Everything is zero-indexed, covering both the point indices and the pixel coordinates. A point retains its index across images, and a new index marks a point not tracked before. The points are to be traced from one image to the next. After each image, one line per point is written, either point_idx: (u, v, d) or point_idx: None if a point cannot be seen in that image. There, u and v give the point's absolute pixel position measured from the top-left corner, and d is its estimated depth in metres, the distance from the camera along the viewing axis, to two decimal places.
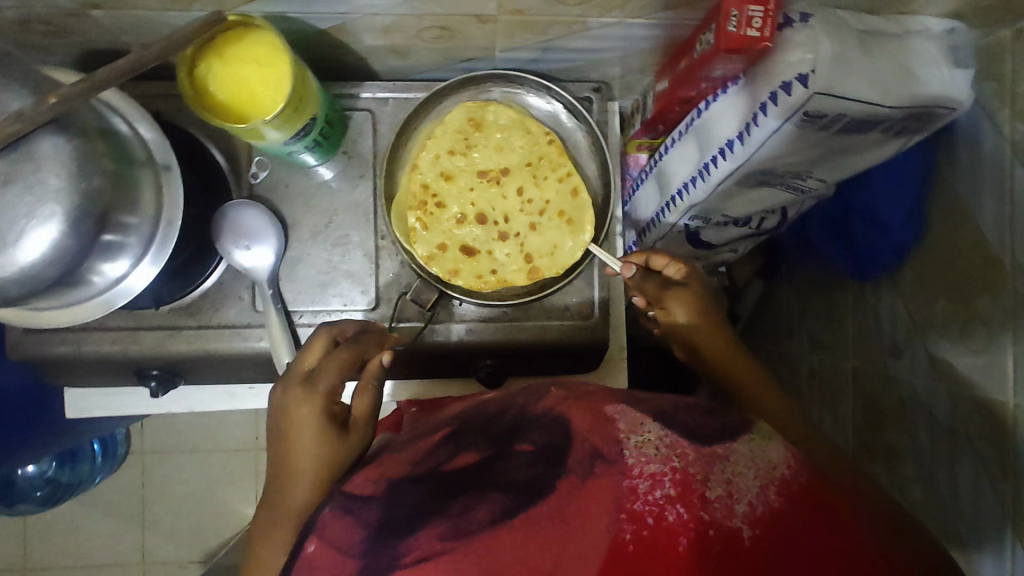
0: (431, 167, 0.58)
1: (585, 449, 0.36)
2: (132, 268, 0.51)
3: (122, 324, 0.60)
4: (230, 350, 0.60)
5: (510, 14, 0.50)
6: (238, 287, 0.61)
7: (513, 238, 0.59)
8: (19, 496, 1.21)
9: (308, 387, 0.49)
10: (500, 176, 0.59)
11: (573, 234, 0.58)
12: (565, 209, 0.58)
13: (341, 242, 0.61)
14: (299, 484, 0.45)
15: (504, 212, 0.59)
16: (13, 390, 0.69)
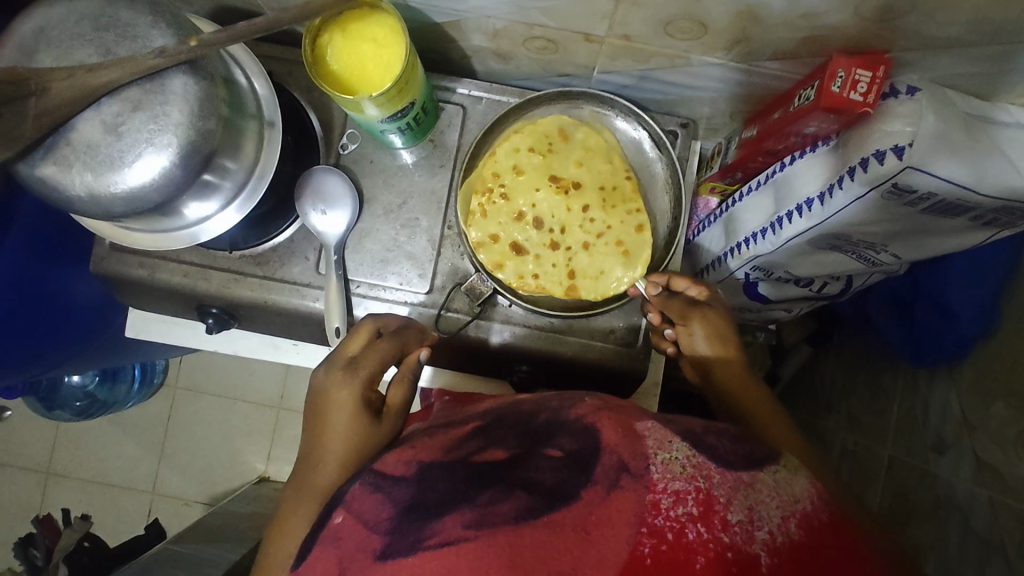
0: (504, 159, 0.60)
1: (613, 461, 0.36)
2: (218, 211, 0.54)
3: (195, 260, 0.64)
4: (287, 305, 0.63)
5: (616, 37, 0.52)
6: (306, 247, 0.64)
7: (564, 251, 0.59)
8: (60, 401, 1.35)
9: (347, 371, 0.51)
10: (570, 188, 0.60)
11: (622, 265, 0.59)
12: (624, 241, 0.59)
13: (409, 225, 0.64)
14: (328, 465, 0.47)
15: (562, 223, 0.60)
16: (86, 302, 0.72)
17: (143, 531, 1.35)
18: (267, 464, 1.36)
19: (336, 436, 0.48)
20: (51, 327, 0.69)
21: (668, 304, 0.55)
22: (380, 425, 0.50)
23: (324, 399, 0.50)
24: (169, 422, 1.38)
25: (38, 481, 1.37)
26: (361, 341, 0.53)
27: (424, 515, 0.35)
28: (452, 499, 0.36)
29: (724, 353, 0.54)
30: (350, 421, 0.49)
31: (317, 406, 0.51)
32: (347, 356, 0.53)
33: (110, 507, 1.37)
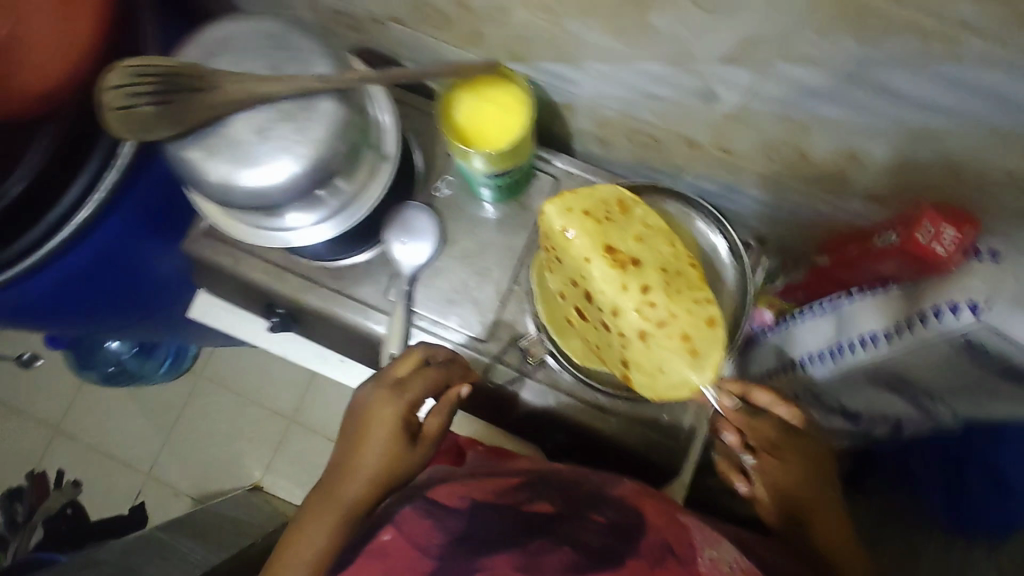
0: (554, 220, 0.52)
1: (658, 540, 0.38)
2: (319, 223, 0.58)
3: (277, 261, 0.67)
4: (350, 321, 0.66)
5: (716, 148, 0.56)
6: (381, 272, 0.67)
7: (616, 335, 0.53)
8: (91, 365, 1.37)
9: (393, 393, 0.52)
10: (628, 264, 0.52)
11: (688, 367, 0.51)
12: (691, 335, 0.51)
13: (480, 273, 0.67)
14: (357, 482, 0.50)
15: (616, 304, 0.52)
16: (167, 275, 0.77)
17: (126, 512, 1.34)
18: (264, 474, 1.35)
19: (371, 456, 0.50)
20: (133, 292, 0.74)
21: (756, 424, 0.52)
22: (413, 452, 0.52)
23: (365, 412, 0.52)
24: (183, 409, 1.39)
25: (44, 438, 1.39)
26: (411, 365, 0.54)
27: (472, 550, 0.38)
28: (500, 540, 0.38)
29: (813, 489, 0.53)
30: (388, 445, 0.51)
31: (356, 418, 0.52)
32: (394, 377, 0.53)
33: (103, 481, 1.37)
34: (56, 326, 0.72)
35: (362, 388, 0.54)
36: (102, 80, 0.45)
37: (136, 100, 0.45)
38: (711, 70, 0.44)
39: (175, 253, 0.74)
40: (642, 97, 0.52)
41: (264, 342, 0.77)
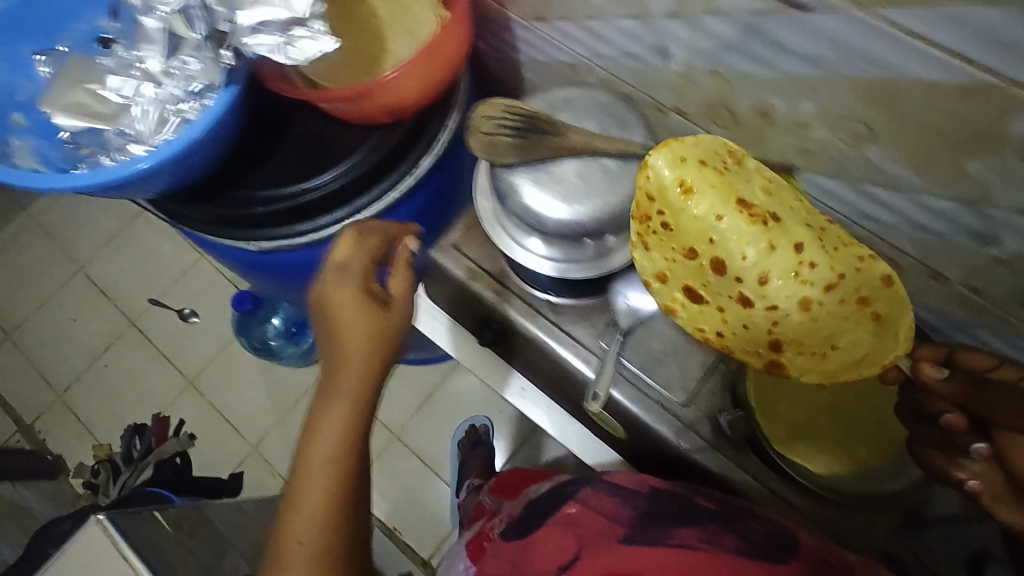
0: (663, 172, 0.50)
1: (813, 550, 0.56)
2: (553, 265, 0.63)
3: (507, 285, 0.75)
4: (562, 352, 0.73)
5: (964, 286, 0.60)
6: (598, 317, 0.73)
7: (764, 308, 0.51)
8: (245, 333, 1.48)
9: (343, 275, 0.62)
10: (768, 219, 0.49)
11: (867, 337, 0.51)
12: (867, 298, 0.49)
13: (691, 342, 0.70)
14: (353, 363, 0.58)
15: (761, 270, 0.50)
16: (400, 274, 0.88)
17: (226, 477, 1.42)
18: None
19: (360, 340, 0.59)
20: None
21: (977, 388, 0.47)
22: (387, 311, 0.62)
23: (329, 300, 0.61)
24: (301, 397, 1.47)
25: (176, 388, 1.50)
26: (349, 252, 0.63)
27: (663, 526, 0.57)
28: (687, 523, 0.57)
29: None
30: (371, 317, 0.60)
31: (332, 313, 0.60)
32: (336, 257, 0.63)
33: (215, 441, 1.46)
34: (295, 290, 0.84)
35: (320, 289, 0.61)
36: (480, 109, 0.58)
37: (502, 130, 0.57)
38: (1002, 217, 0.50)
39: (416, 257, 0.85)
40: (909, 225, 0.58)
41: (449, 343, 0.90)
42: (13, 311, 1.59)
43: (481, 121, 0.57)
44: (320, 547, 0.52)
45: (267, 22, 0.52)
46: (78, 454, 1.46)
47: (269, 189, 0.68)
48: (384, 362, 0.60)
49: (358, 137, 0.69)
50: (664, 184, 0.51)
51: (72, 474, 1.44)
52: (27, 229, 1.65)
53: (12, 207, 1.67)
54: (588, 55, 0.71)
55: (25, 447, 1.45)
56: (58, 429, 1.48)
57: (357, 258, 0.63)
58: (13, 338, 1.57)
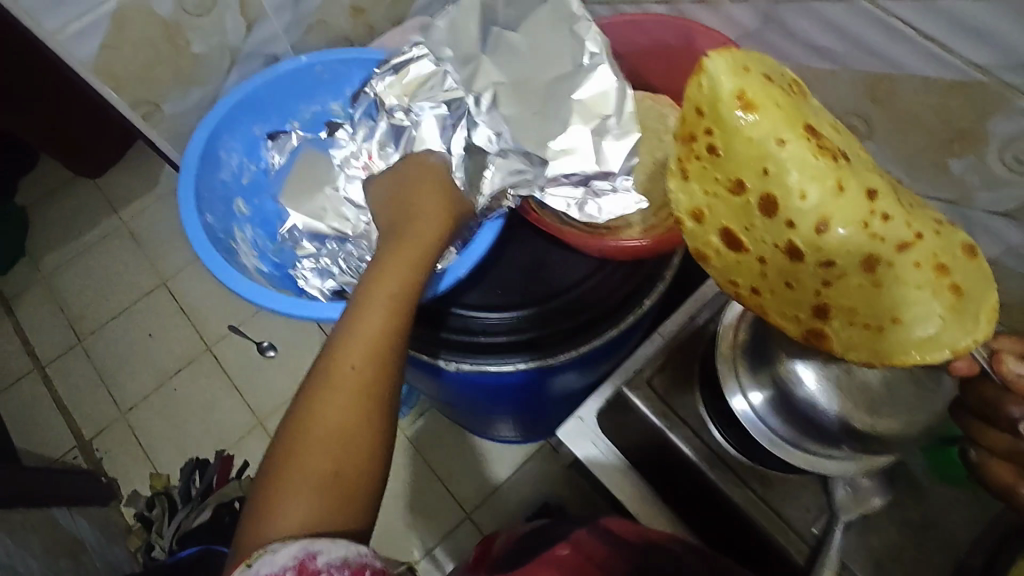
0: (716, 78, 0.38)
1: None
2: (749, 412, 0.60)
3: (709, 443, 0.67)
4: (769, 534, 0.64)
5: None
6: (810, 500, 0.64)
7: (812, 264, 0.39)
8: None
9: (428, 178, 0.61)
10: (835, 153, 0.38)
11: (940, 318, 0.37)
12: (947, 263, 0.37)
13: (917, 548, 0.62)
14: (431, 237, 0.57)
15: (819, 213, 0.37)
16: (559, 398, 0.86)
17: None
18: (421, 558, 1.29)
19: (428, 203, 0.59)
20: (534, 402, 0.84)
21: None
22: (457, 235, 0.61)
23: (417, 194, 0.60)
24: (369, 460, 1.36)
25: (245, 425, 1.42)
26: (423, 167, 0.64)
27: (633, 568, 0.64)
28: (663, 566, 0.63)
29: None
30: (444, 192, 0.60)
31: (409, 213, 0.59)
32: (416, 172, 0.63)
33: None
34: (464, 400, 0.84)
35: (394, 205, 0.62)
36: None
37: None
38: None
39: (582, 387, 0.83)
40: None
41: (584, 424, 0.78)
42: (88, 317, 1.52)
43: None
44: (365, 405, 0.49)
45: (574, 174, 0.59)
46: (135, 481, 1.39)
47: (481, 321, 0.67)
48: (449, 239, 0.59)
49: (580, 275, 0.68)
50: (719, 99, 0.38)
51: (125, 501, 1.37)
52: (116, 235, 1.59)
53: (105, 210, 1.61)
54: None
55: (82, 466, 1.38)
56: (119, 451, 1.41)
57: (428, 166, 0.63)
58: (84, 346, 1.49)
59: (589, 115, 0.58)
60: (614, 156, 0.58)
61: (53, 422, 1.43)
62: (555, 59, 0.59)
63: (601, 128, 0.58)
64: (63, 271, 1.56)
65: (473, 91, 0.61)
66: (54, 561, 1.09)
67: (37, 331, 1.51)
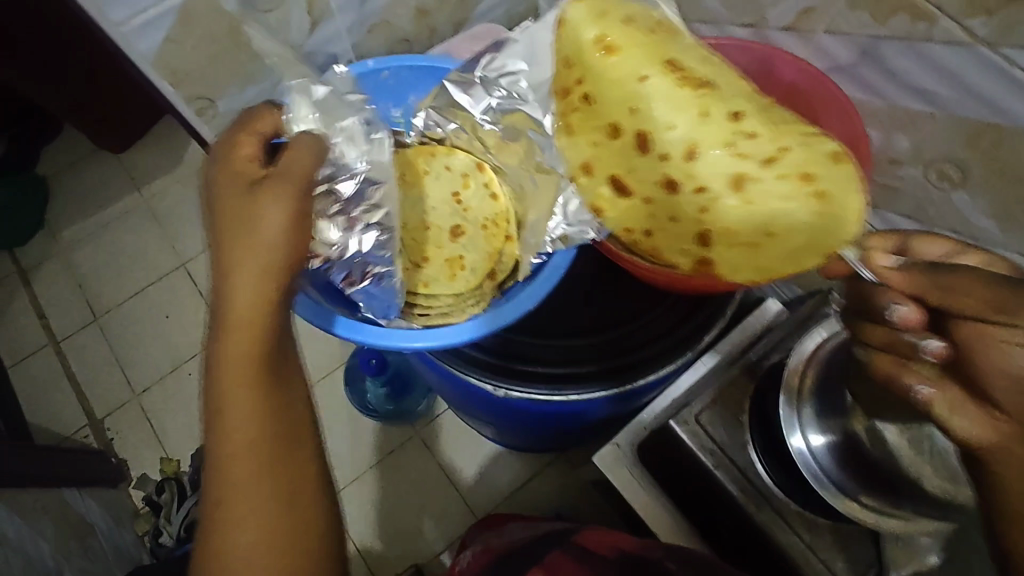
0: (584, 28, 0.50)
1: None
2: (804, 451, 0.59)
3: (757, 484, 0.65)
4: None
5: None
6: (860, 551, 0.62)
7: (689, 192, 0.50)
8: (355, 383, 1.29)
9: (232, 184, 0.51)
10: (698, 84, 0.47)
11: (808, 221, 0.46)
12: (810, 174, 0.45)
13: None
14: (256, 252, 0.49)
15: (686, 141, 0.47)
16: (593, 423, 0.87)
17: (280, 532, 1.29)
18: None
19: (273, 201, 0.50)
20: (566, 425, 0.85)
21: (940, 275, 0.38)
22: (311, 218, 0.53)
23: (226, 207, 0.51)
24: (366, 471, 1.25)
25: None
26: (253, 151, 0.53)
27: None
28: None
29: None
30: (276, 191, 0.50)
31: (243, 220, 0.50)
32: (235, 168, 0.52)
33: None
34: (502, 417, 0.87)
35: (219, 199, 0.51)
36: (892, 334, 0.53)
37: None
38: None
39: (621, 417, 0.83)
40: None
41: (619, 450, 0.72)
42: (106, 294, 1.50)
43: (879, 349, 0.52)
44: (266, 487, 0.49)
45: None
46: (144, 463, 1.37)
47: (535, 347, 0.71)
48: (305, 238, 0.52)
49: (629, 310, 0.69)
50: (583, 47, 0.50)
51: (134, 483, 1.35)
52: (137, 211, 1.56)
53: (128, 186, 1.58)
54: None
55: (93, 445, 1.36)
56: (129, 432, 1.39)
57: (243, 160, 0.53)
58: (100, 323, 1.47)
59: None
60: None
61: (66, 398, 1.42)
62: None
63: None
64: (85, 245, 1.54)
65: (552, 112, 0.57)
66: (64, 542, 1.08)
67: (54, 304, 1.49)
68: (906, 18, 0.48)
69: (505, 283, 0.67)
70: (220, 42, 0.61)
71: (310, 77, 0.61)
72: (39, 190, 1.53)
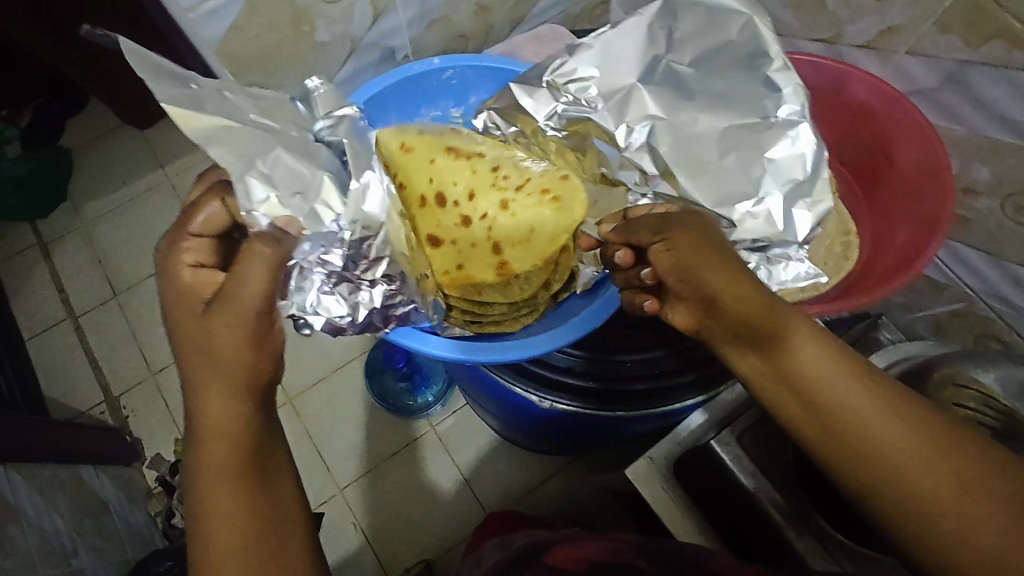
0: (388, 141, 0.67)
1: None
2: None
3: (799, 509, 0.64)
4: None
5: None
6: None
7: (481, 224, 0.69)
8: (375, 378, 1.28)
9: (185, 309, 0.50)
10: (469, 156, 0.69)
11: (551, 215, 0.68)
12: (547, 189, 0.69)
13: None
14: (223, 368, 0.48)
15: (467, 188, 0.69)
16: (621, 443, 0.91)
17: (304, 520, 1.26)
18: None
19: (223, 328, 0.48)
20: (595, 441, 0.90)
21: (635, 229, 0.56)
22: (274, 329, 0.51)
23: (176, 335, 0.49)
24: (377, 465, 1.23)
25: None
26: (202, 256, 0.52)
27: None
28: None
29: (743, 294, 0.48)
30: (227, 317, 0.47)
31: (196, 343, 0.48)
32: (185, 282, 0.50)
33: None
34: (526, 424, 0.88)
35: (170, 322, 0.50)
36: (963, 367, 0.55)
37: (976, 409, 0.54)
38: None
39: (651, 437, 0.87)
40: None
41: (652, 464, 0.69)
42: (126, 272, 1.48)
43: (947, 386, 0.54)
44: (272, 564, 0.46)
45: (758, 240, 0.58)
46: (158, 444, 1.36)
47: (581, 361, 0.74)
48: (271, 350, 0.50)
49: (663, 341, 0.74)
50: (387, 153, 0.68)
51: (147, 463, 1.34)
52: (159, 188, 1.54)
53: (151, 162, 1.56)
54: (977, 289, 0.67)
55: (108, 423, 1.35)
56: (145, 411, 1.38)
57: (196, 275, 0.51)
58: (119, 300, 1.46)
59: (777, 178, 0.58)
60: (797, 225, 0.57)
61: (83, 374, 1.41)
62: (745, 106, 0.58)
63: (794, 193, 0.58)
64: (106, 220, 1.53)
65: (625, 122, 0.62)
66: (80, 521, 1.08)
67: (74, 279, 1.48)
68: (1003, 44, 0.48)
69: (559, 293, 0.68)
70: (282, 32, 0.60)
71: (249, 140, 0.50)
72: (62, 162, 1.52)
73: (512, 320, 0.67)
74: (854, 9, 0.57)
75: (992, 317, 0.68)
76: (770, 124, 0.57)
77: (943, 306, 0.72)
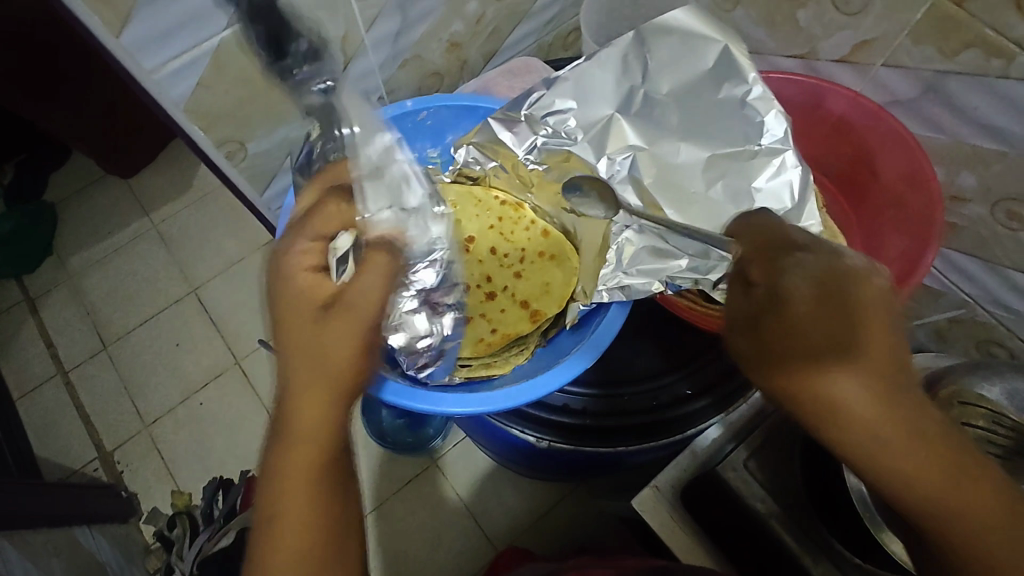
0: None
1: None
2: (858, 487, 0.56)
3: (812, 535, 0.62)
4: None
5: None
6: None
7: (502, 294, 0.70)
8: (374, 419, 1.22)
9: (303, 314, 0.46)
10: (466, 245, 0.71)
11: (558, 268, 0.71)
12: (543, 251, 0.71)
13: None
14: (310, 385, 0.45)
15: (484, 273, 0.71)
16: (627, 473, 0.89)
17: None
18: None
19: (342, 336, 0.45)
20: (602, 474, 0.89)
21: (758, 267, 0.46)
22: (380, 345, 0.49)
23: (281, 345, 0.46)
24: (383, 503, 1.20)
25: None
26: (319, 258, 0.49)
27: None
28: None
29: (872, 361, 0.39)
30: (346, 324, 0.45)
31: (312, 353, 0.45)
32: (301, 285, 0.47)
33: None
34: (524, 458, 0.86)
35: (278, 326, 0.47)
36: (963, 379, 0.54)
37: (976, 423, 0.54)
38: None
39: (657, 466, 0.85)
40: None
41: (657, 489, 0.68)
42: (114, 322, 1.46)
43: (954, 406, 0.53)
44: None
45: None
46: (155, 498, 1.32)
47: (578, 398, 0.73)
48: None
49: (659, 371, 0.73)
50: None
51: (144, 518, 1.31)
52: (145, 236, 1.53)
53: (136, 211, 1.55)
54: (975, 295, 0.66)
55: (102, 479, 1.32)
56: (140, 465, 1.34)
57: (307, 277, 0.48)
58: (109, 352, 1.44)
59: (767, 209, 0.60)
60: None
61: (75, 430, 1.38)
62: (726, 135, 0.59)
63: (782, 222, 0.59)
64: (92, 272, 1.51)
65: (606, 154, 0.63)
66: None
67: (63, 334, 1.46)
68: (979, 53, 0.48)
69: (549, 330, 0.69)
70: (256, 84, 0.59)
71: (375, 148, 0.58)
72: (47, 216, 1.51)
73: (505, 360, 0.66)
74: (826, 25, 0.57)
75: (992, 323, 0.67)
76: (754, 152, 0.59)
77: (942, 314, 0.72)
